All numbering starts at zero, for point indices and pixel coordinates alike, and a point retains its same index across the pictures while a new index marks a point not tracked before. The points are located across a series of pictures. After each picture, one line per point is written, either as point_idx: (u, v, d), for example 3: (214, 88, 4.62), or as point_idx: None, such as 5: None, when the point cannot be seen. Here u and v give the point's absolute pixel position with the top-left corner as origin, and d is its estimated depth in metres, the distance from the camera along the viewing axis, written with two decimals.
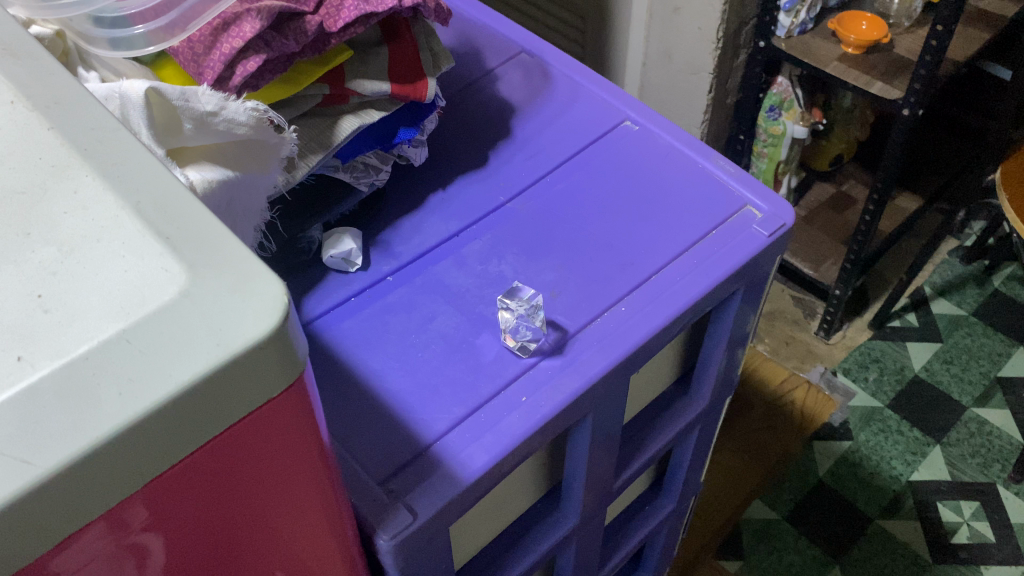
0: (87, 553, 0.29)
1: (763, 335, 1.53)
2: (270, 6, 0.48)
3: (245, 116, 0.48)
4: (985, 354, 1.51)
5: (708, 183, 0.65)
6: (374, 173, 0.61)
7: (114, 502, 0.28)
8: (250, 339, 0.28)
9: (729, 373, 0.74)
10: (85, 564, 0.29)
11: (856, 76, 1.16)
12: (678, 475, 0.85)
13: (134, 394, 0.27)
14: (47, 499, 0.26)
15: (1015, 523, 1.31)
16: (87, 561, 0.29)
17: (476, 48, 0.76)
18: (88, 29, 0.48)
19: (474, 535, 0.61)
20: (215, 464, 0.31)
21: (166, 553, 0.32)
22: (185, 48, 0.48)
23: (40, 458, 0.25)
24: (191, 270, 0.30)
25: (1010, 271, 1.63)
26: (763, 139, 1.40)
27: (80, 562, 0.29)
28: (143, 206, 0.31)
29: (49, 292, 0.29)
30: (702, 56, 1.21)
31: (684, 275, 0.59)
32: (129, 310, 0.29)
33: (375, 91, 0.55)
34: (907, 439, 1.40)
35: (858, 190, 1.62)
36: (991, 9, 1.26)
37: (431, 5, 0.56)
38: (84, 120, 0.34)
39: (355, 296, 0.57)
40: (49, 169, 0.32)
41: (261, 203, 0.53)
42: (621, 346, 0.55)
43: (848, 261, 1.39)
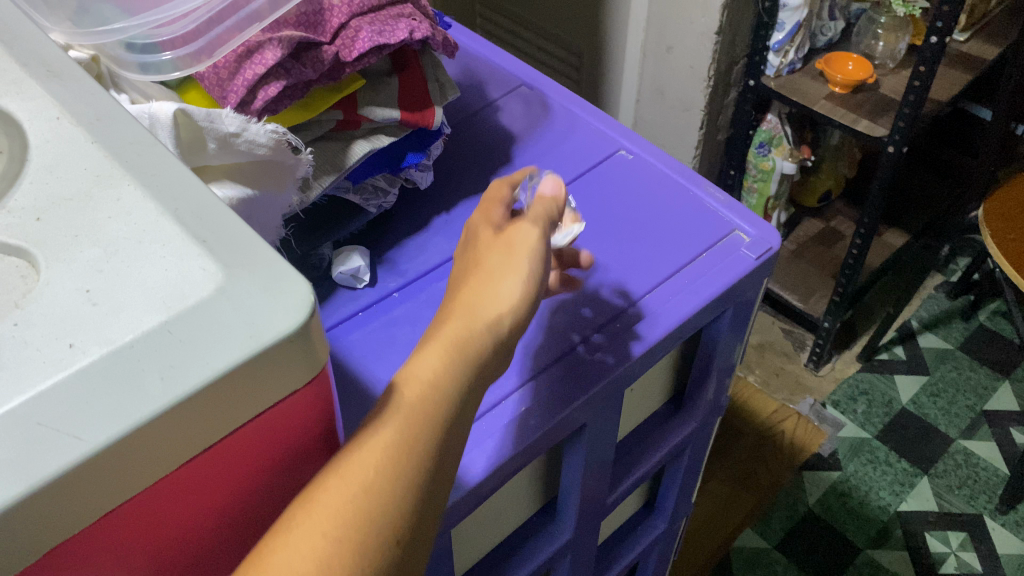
0: (119, 526, 0.31)
1: (753, 366, 1.57)
2: (291, 37, 0.52)
3: (265, 138, 0.51)
4: (972, 387, 1.54)
5: (700, 209, 0.69)
6: (382, 195, 0.64)
7: (152, 479, 0.31)
8: (280, 331, 0.31)
9: (719, 394, 0.77)
10: (118, 537, 0.32)
11: (843, 114, 1.20)
12: (670, 495, 0.87)
13: (174, 379, 0.30)
14: (95, 470, 0.28)
15: (1003, 554, 1.32)
16: (119, 535, 0.32)
17: (479, 80, 0.80)
18: (121, 54, 0.51)
19: (473, 544, 0.64)
20: (240, 448, 0.33)
21: (194, 528, 0.35)
22: (211, 74, 0.52)
23: (90, 434, 0.28)
24: (226, 269, 0.32)
25: (994, 307, 1.66)
26: (753, 174, 1.43)
27: (114, 533, 0.31)
28: (182, 212, 0.34)
29: (97, 287, 0.32)
30: (693, 93, 1.25)
31: (676, 294, 0.62)
32: (169, 304, 0.31)
33: (385, 117, 0.59)
34: (895, 470, 1.42)
35: (846, 225, 1.66)
36: (973, 53, 1.31)
37: (438, 38, 0.59)
38: (125, 135, 0.37)
39: (361, 310, 0.60)
40: (93, 178, 0.35)
41: (277, 220, 0.56)
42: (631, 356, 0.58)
43: (836, 294, 1.42)
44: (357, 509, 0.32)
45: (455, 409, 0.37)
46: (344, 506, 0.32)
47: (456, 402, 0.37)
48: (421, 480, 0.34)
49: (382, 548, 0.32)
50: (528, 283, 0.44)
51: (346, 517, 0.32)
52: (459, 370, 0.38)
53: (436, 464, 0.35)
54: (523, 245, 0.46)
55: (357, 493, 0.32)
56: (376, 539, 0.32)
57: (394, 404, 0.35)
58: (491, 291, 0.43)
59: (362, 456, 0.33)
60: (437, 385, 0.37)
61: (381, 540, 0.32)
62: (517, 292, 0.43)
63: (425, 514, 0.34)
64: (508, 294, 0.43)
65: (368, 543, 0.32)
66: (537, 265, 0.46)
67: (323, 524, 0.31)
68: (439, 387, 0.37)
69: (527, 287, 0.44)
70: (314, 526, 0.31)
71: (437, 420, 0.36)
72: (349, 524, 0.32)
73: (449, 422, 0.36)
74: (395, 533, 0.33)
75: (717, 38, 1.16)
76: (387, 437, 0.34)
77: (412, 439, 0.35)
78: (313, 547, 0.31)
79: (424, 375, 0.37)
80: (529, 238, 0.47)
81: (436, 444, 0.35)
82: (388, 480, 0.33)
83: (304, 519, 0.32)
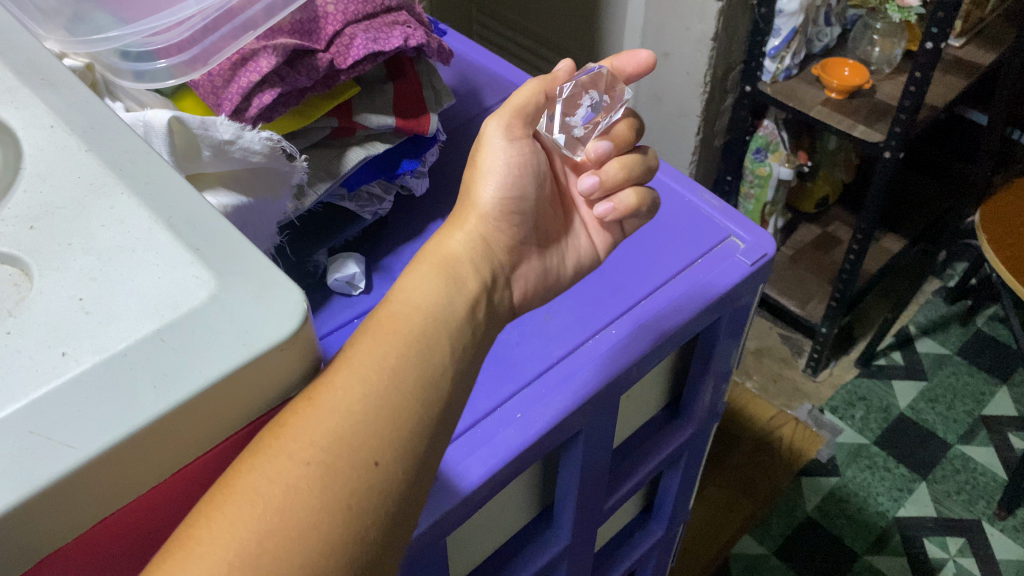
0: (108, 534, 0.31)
1: (751, 372, 1.57)
2: (286, 44, 0.52)
3: (260, 145, 0.51)
4: (970, 393, 1.54)
5: (695, 215, 0.69)
6: (377, 202, 0.63)
7: (144, 486, 0.31)
8: (273, 339, 0.31)
9: (716, 400, 0.77)
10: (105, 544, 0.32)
11: (840, 119, 1.20)
12: (667, 501, 0.87)
13: (167, 387, 0.30)
14: (87, 478, 0.28)
15: (1002, 559, 1.32)
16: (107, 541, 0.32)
17: (475, 86, 0.80)
18: (116, 63, 0.51)
19: (469, 551, 0.64)
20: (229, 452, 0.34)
21: (178, 529, 0.35)
22: (206, 82, 0.52)
23: (81, 442, 0.28)
24: (218, 277, 0.33)
25: (992, 312, 1.66)
26: (750, 180, 1.44)
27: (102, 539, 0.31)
28: (175, 221, 0.34)
29: (89, 296, 0.32)
30: (690, 99, 1.25)
31: (672, 300, 0.62)
32: (162, 311, 0.31)
33: (380, 124, 0.59)
34: (893, 476, 1.42)
35: (844, 230, 1.66)
36: (969, 58, 1.32)
37: (433, 45, 0.59)
38: (119, 144, 0.37)
39: (357, 317, 0.59)
40: (87, 186, 0.35)
41: (272, 227, 0.56)
42: (630, 354, 0.59)
43: (834, 299, 1.42)
44: (334, 433, 0.36)
45: (431, 332, 0.43)
46: (320, 430, 0.36)
47: (431, 331, 0.43)
48: (397, 398, 0.39)
49: (360, 468, 0.36)
50: (499, 184, 0.54)
51: (322, 441, 0.35)
52: (441, 274, 0.48)
53: (414, 385, 0.40)
54: (488, 148, 0.55)
55: (332, 415, 0.36)
56: (354, 459, 0.36)
57: (379, 326, 0.42)
58: (468, 207, 0.54)
59: (338, 381, 0.38)
60: (419, 308, 0.44)
61: (362, 459, 0.36)
62: (487, 197, 0.54)
63: (406, 438, 0.38)
64: (481, 200, 0.54)
65: (345, 465, 0.35)
66: (511, 161, 0.55)
67: (298, 447, 0.35)
68: (420, 309, 0.44)
69: (496, 192, 0.54)
70: (288, 449, 0.35)
71: (414, 341, 0.42)
72: (326, 448, 0.35)
73: (427, 345, 0.42)
74: (374, 454, 0.36)
75: (714, 44, 1.16)
76: (366, 362, 0.39)
77: (388, 357, 0.40)
78: (292, 473, 0.34)
79: (411, 297, 0.45)
80: (497, 141, 0.55)
81: (415, 364, 0.41)
82: (362, 403, 0.38)
83: (276, 442, 0.35)
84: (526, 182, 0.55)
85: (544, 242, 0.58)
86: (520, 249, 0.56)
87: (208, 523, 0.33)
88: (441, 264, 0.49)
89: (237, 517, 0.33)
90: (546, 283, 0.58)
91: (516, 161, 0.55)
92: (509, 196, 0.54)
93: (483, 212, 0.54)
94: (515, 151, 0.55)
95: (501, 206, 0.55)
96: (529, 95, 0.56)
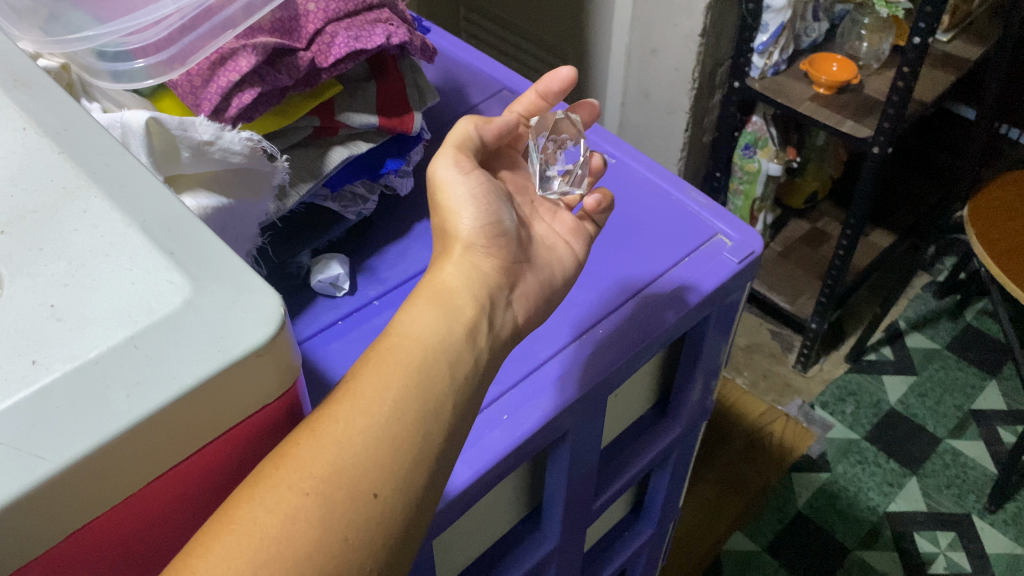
0: (79, 543, 0.31)
1: (741, 369, 1.57)
2: (265, 43, 0.51)
3: (241, 145, 0.51)
4: (959, 387, 1.54)
5: (682, 212, 0.69)
6: (361, 202, 0.63)
7: (121, 497, 0.30)
8: (250, 345, 0.31)
9: (705, 398, 0.77)
10: (77, 552, 0.31)
11: (828, 115, 1.20)
12: (657, 500, 0.86)
13: (140, 395, 0.29)
14: (58, 489, 0.28)
15: (992, 553, 1.32)
16: (78, 549, 0.31)
17: (461, 84, 0.79)
18: (92, 63, 0.50)
19: (457, 553, 0.63)
20: (205, 456, 0.33)
21: (160, 538, 0.35)
22: (184, 81, 0.51)
23: (52, 453, 0.27)
24: (194, 282, 0.32)
25: (981, 306, 1.67)
26: (739, 176, 1.43)
27: (73, 547, 0.31)
28: (149, 224, 0.34)
29: (61, 302, 0.31)
30: (678, 95, 1.25)
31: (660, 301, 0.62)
32: (135, 318, 0.31)
33: (363, 123, 0.58)
34: (884, 471, 1.42)
35: (833, 226, 1.66)
36: (956, 53, 1.31)
37: (416, 43, 0.59)
38: (93, 146, 0.37)
39: (341, 319, 0.59)
40: (60, 190, 0.35)
41: (254, 229, 0.55)
42: (615, 360, 0.58)
43: (823, 294, 1.42)
44: (334, 465, 0.36)
45: (432, 361, 0.42)
46: (320, 462, 0.35)
47: (433, 359, 0.42)
48: (399, 430, 0.38)
49: (359, 500, 0.35)
50: (473, 214, 0.52)
51: (322, 472, 0.35)
52: (438, 306, 0.46)
53: (418, 416, 0.39)
54: (448, 186, 0.53)
55: (332, 449, 0.36)
56: (353, 491, 0.35)
57: (378, 359, 0.41)
58: (451, 241, 0.52)
59: (340, 414, 0.38)
60: (419, 338, 0.43)
61: (361, 492, 0.35)
62: (466, 229, 0.52)
63: (408, 469, 0.37)
64: (460, 230, 0.52)
65: (344, 495, 0.35)
66: (475, 192, 0.53)
67: (299, 478, 0.35)
68: (421, 339, 0.43)
69: (473, 220, 0.52)
70: (288, 479, 0.35)
71: (417, 370, 0.41)
72: (325, 480, 0.35)
73: (429, 374, 0.41)
74: (373, 486, 0.36)
75: (702, 40, 1.15)
76: (370, 395, 0.39)
77: (390, 388, 0.39)
78: (289, 503, 0.34)
79: (410, 328, 0.44)
80: (452, 175, 0.53)
81: (417, 394, 0.40)
82: (363, 434, 0.37)
83: (276, 472, 0.35)
84: (497, 209, 0.53)
85: (532, 257, 0.55)
86: (515, 269, 0.53)
87: (202, 555, 0.32)
88: (432, 298, 0.47)
89: (234, 547, 0.33)
90: (547, 296, 0.54)
91: (479, 191, 0.53)
92: (487, 223, 0.52)
93: (468, 241, 0.51)
94: (473, 181, 0.53)
95: (483, 232, 0.52)
96: (462, 130, 0.55)
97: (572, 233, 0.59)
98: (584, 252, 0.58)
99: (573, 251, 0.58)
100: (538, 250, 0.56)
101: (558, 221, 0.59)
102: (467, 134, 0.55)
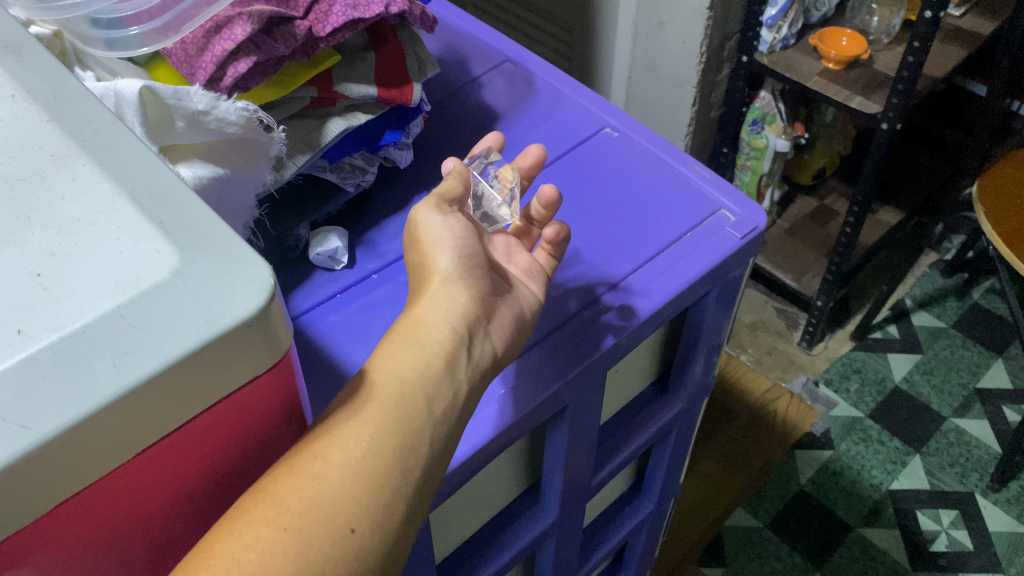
0: (62, 516, 0.30)
1: (746, 346, 1.56)
2: (261, 10, 0.50)
3: (236, 116, 0.50)
4: (965, 365, 1.53)
5: (685, 187, 0.68)
6: (360, 174, 0.62)
7: (105, 470, 0.30)
8: (236, 317, 0.30)
9: (706, 374, 0.77)
10: (60, 524, 0.31)
11: (836, 90, 1.18)
12: (658, 475, 0.86)
13: (126, 365, 0.29)
14: (41, 462, 0.27)
15: (994, 532, 1.31)
16: (62, 522, 0.31)
17: (462, 56, 0.78)
18: (84, 30, 0.50)
19: (455, 528, 0.63)
20: (189, 435, 0.33)
21: (148, 513, 0.35)
22: (179, 50, 0.50)
23: (37, 424, 0.27)
24: (181, 252, 0.32)
25: (988, 285, 1.65)
26: (746, 152, 1.42)
27: (56, 520, 0.30)
28: (138, 193, 0.33)
29: (48, 272, 0.31)
30: (685, 70, 1.23)
31: (616, 304, 0.59)
32: (122, 288, 0.30)
33: (362, 94, 0.57)
34: (888, 449, 1.42)
35: (841, 203, 1.64)
36: (969, 28, 1.29)
37: (416, 12, 0.58)
38: (83, 113, 0.36)
39: (339, 292, 0.58)
40: (48, 158, 0.34)
41: (250, 200, 0.55)
42: (569, 367, 0.56)
43: (829, 273, 1.41)
44: (311, 500, 0.36)
45: (412, 397, 0.41)
46: (298, 498, 0.36)
47: (411, 396, 0.41)
48: (376, 466, 0.38)
49: (336, 536, 0.35)
50: (452, 251, 0.50)
51: (299, 508, 0.35)
52: (416, 341, 0.44)
53: (394, 452, 0.39)
54: (428, 227, 0.51)
55: (310, 484, 0.36)
56: (330, 527, 0.35)
57: (352, 395, 0.41)
58: (428, 276, 0.49)
59: (318, 449, 0.37)
60: (397, 373, 0.42)
61: (338, 527, 0.36)
62: (444, 263, 0.50)
63: (383, 505, 0.37)
64: (436, 265, 0.50)
65: (321, 530, 0.35)
66: (455, 231, 0.51)
67: (277, 514, 0.35)
68: (399, 375, 0.42)
69: (453, 256, 0.50)
70: (266, 514, 0.35)
71: (395, 406, 0.40)
72: (302, 514, 0.35)
73: (406, 410, 0.40)
74: (350, 521, 0.36)
75: (709, 13, 1.14)
76: (348, 431, 0.38)
77: (367, 424, 0.39)
78: (268, 538, 0.34)
79: (388, 363, 0.43)
80: (432, 217, 0.51)
81: (394, 431, 0.39)
82: (341, 471, 0.37)
83: (254, 508, 0.35)
84: (472, 243, 0.52)
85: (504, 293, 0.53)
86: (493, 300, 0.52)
87: None
88: (408, 334, 0.45)
89: None
90: (522, 327, 0.52)
91: (460, 230, 0.52)
92: (465, 256, 0.50)
93: (445, 275, 0.49)
94: (454, 222, 0.52)
95: (462, 266, 0.50)
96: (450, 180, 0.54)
97: (528, 274, 0.56)
98: (541, 293, 0.56)
99: (532, 290, 0.55)
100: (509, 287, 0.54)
101: (515, 260, 0.57)
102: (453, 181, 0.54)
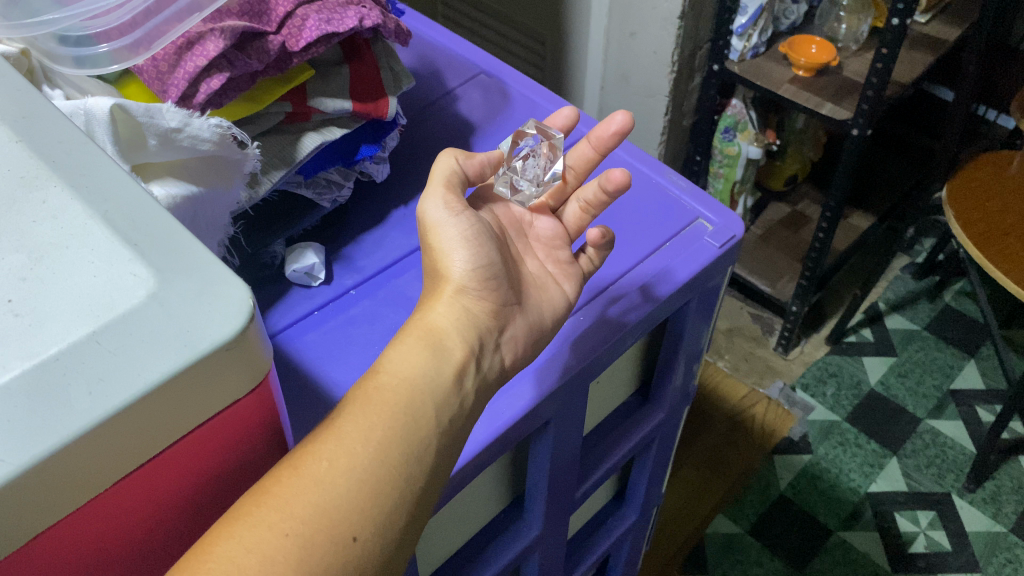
0: (34, 549, 0.29)
1: (723, 352, 1.57)
2: (234, 26, 0.50)
3: (209, 133, 0.50)
4: (938, 367, 1.55)
5: (664, 197, 0.68)
6: (336, 189, 0.62)
7: (86, 498, 0.29)
8: (215, 340, 0.30)
9: (686, 384, 0.77)
10: (33, 558, 0.30)
11: (807, 97, 1.19)
12: (641, 484, 0.86)
13: (103, 393, 0.28)
14: (21, 490, 0.27)
15: (971, 531, 1.33)
16: (35, 556, 0.30)
17: (436, 68, 0.78)
18: (53, 48, 0.49)
19: (439, 543, 0.62)
20: (169, 460, 0.32)
21: (126, 540, 0.34)
22: (150, 67, 0.50)
23: (13, 455, 0.26)
24: (158, 274, 0.31)
25: (960, 287, 1.67)
26: (719, 160, 1.42)
27: (28, 553, 0.29)
28: (112, 215, 0.32)
29: (19, 298, 0.30)
30: (657, 79, 1.24)
31: (602, 313, 0.59)
32: (96, 312, 0.30)
33: (337, 108, 0.57)
34: (865, 452, 1.43)
35: (812, 208, 1.66)
36: (934, 34, 1.31)
37: (390, 26, 0.57)
38: (52, 134, 0.35)
39: (317, 309, 0.57)
40: (17, 180, 0.33)
41: (225, 217, 0.54)
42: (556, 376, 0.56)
43: (803, 278, 1.42)
44: (316, 506, 0.35)
45: (419, 403, 0.41)
46: (303, 502, 0.35)
47: (418, 402, 0.41)
48: (382, 473, 0.37)
49: (339, 544, 0.35)
50: (465, 256, 0.50)
51: (303, 513, 0.35)
52: (427, 347, 0.45)
53: (400, 461, 0.38)
54: (438, 228, 0.51)
55: (314, 489, 0.36)
56: (333, 534, 0.35)
57: (363, 398, 0.40)
58: (442, 282, 0.51)
59: (323, 453, 0.37)
60: (405, 378, 0.42)
61: (341, 535, 0.35)
62: (458, 270, 0.50)
63: (387, 515, 0.37)
64: (451, 273, 0.51)
65: (323, 538, 0.34)
66: (467, 234, 0.51)
67: (279, 519, 0.34)
68: (408, 380, 0.42)
69: (465, 263, 0.50)
70: (268, 519, 0.34)
71: (403, 413, 0.40)
72: (306, 521, 0.35)
73: (414, 418, 0.40)
74: (353, 530, 0.35)
75: (680, 23, 1.14)
76: (355, 435, 0.38)
77: (374, 430, 0.39)
78: (269, 543, 0.34)
79: (398, 366, 0.43)
80: (442, 216, 0.51)
81: (404, 438, 0.39)
82: (346, 477, 0.36)
83: (257, 511, 0.34)
84: (488, 250, 0.52)
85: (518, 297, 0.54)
86: (503, 312, 0.52)
87: None
88: (420, 338, 0.46)
89: None
90: (523, 338, 0.53)
91: (472, 234, 0.51)
92: (480, 266, 0.51)
93: (459, 284, 0.50)
94: (466, 224, 0.51)
95: (475, 274, 0.51)
96: (445, 162, 0.53)
97: (562, 272, 0.58)
98: (575, 294, 0.58)
99: (563, 292, 0.57)
100: (529, 291, 0.55)
101: (550, 258, 0.58)
102: (452, 168, 0.53)
